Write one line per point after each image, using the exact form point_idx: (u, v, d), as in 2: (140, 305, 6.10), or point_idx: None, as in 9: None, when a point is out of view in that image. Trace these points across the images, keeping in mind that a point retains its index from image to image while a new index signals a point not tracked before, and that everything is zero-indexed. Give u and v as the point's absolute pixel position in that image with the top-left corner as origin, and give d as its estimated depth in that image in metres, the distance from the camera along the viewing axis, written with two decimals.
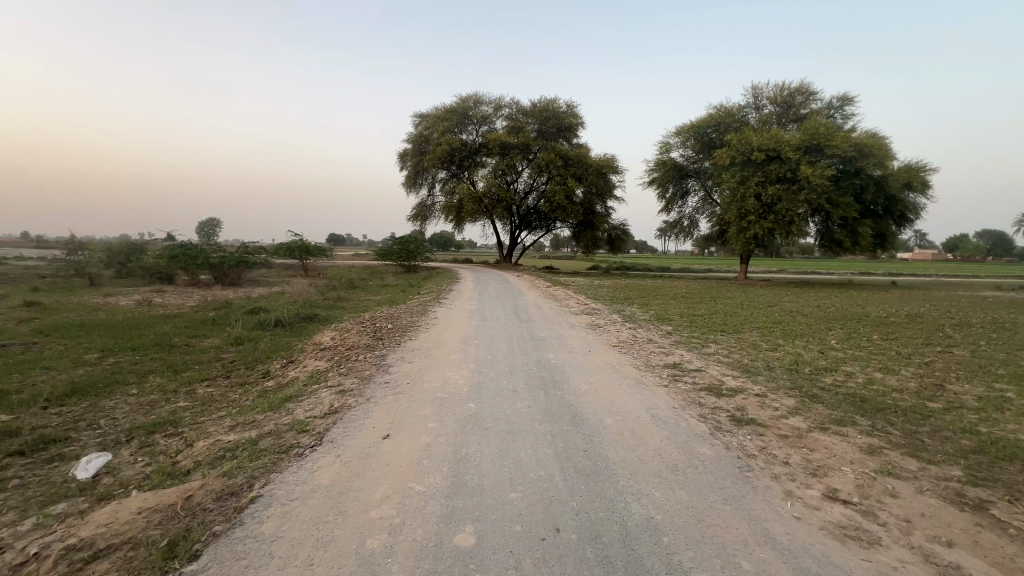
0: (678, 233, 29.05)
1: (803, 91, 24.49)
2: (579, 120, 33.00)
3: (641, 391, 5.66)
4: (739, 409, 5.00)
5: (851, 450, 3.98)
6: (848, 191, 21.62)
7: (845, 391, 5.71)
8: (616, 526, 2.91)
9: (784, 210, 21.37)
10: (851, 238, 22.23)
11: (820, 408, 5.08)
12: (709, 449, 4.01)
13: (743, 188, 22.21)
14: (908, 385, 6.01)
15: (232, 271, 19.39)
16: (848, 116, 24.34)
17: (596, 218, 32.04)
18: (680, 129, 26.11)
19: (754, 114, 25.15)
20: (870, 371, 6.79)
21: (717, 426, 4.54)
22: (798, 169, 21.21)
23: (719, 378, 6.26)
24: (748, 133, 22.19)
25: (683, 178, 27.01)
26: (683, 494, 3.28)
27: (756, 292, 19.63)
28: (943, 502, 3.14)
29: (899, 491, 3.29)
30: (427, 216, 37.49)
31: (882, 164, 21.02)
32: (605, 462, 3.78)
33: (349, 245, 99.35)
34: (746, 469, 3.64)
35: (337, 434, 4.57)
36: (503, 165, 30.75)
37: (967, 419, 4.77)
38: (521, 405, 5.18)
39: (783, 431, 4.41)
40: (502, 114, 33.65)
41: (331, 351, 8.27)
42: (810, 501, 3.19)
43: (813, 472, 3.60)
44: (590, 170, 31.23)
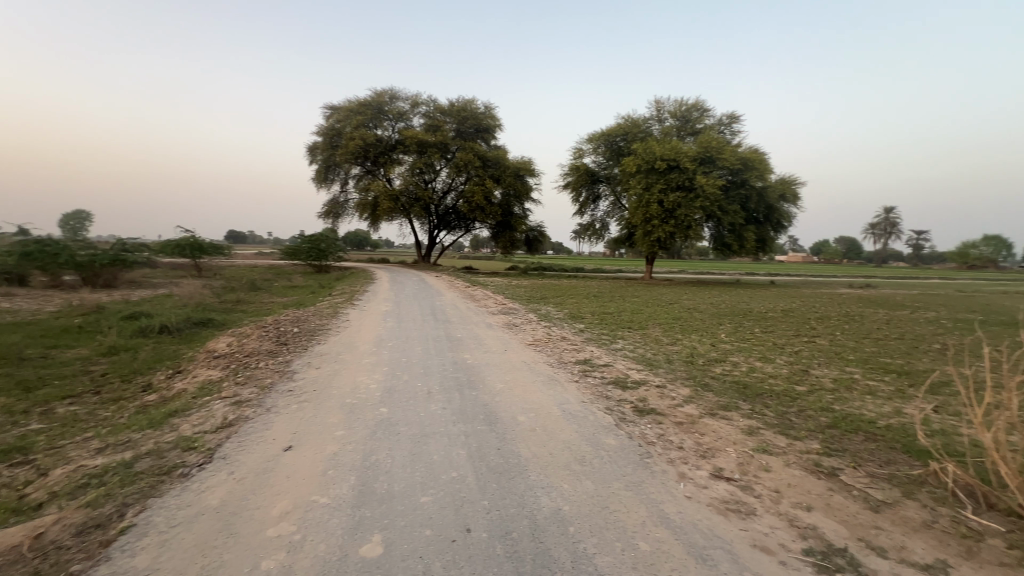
0: (591, 235, 30.44)
1: (698, 107, 26.84)
2: (496, 122, 33.31)
3: (554, 387, 5.87)
4: (641, 400, 5.37)
5: (734, 432, 4.44)
6: (735, 200, 24.15)
7: (731, 380, 6.38)
8: (525, 521, 2.97)
9: (683, 216, 23.31)
10: (739, 242, 24.79)
11: (710, 395, 5.62)
12: (615, 440, 4.24)
13: (648, 195, 23.88)
14: (781, 371, 6.87)
15: (107, 271, 16.94)
16: (735, 132, 27.08)
17: (514, 219, 32.57)
18: (593, 136, 27.50)
19: (657, 126, 27.13)
20: (752, 360, 7.65)
21: (622, 417, 4.83)
22: (694, 178, 23.28)
23: (625, 372, 6.66)
24: (651, 143, 23.93)
25: (595, 183, 28.42)
26: (588, 484, 3.43)
27: (659, 291, 21.20)
28: (805, 472, 3.61)
29: (771, 466, 3.73)
30: (340, 213, 35.68)
31: (762, 177, 23.71)
32: (517, 459, 3.85)
33: (251, 242, 91.37)
34: (646, 455, 3.91)
35: (230, 449, 4.17)
36: (421, 163, 30.18)
37: (825, 398, 5.53)
38: (435, 407, 5.11)
39: (678, 418, 4.82)
40: (419, 111, 32.93)
41: (227, 358, 7.53)
42: (699, 481, 3.51)
43: (703, 454, 3.96)
44: (508, 172, 31.66)
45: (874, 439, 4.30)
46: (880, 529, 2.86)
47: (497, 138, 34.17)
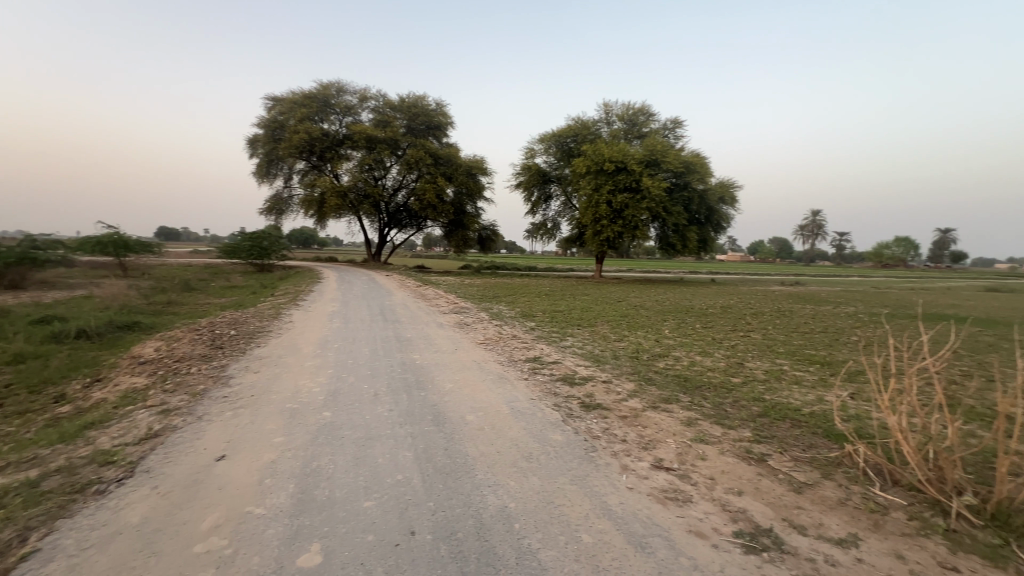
0: (543, 235, 30.81)
1: (644, 111, 27.77)
2: (448, 120, 32.95)
3: (503, 386, 5.89)
4: (588, 396, 5.50)
5: (673, 423, 4.64)
6: (678, 202, 25.23)
7: (672, 373, 6.68)
8: (471, 520, 2.96)
9: (630, 216, 24.07)
10: (682, 242, 25.93)
11: (653, 389, 5.85)
12: (562, 435, 4.32)
13: (597, 195, 24.49)
14: (718, 364, 7.26)
15: (13, 270, 15.28)
16: (678, 136, 28.26)
17: (467, 217, 32.37)
18: (544, 137, 27.89)
19: (606, 129, 27.85)
20: (692, 354, 8.03)
21: (569, 413, 4.92)
22: (641, 180, 24.11)
23: (573, 369, 6.80)
24: (600, 145, 24.56)
25: (546, 183, 28.80)
26: (535, 480, 3.48)
27: (608, 289, 21.81)
28: (737, 459, 3.83)
29: (707, 454, 3.92)
30: (284, 209, 34.05)
31: (703, 180, 24.90)
32: (463, 459, 3.83)
33: (185, 239, 85.65)
34: (591, 450, 4.01)
35: (154, 462, 3.87)
36: (370, 159, 29.33)
37: (757, 389, 5.90)
38: (381, 409, 4.99)
39: (622, 412, 4.97)
40: (368, 105, 31.98)
41: (154, 364, 6.99)
42: (640, 472, 3.64)
43: (645, 446, 4.11)
44: (460, 170, 31.41)
45: (799, 425, 4.63)
46: (801, 508, 3.09)
47: (449, 136, 33.81)
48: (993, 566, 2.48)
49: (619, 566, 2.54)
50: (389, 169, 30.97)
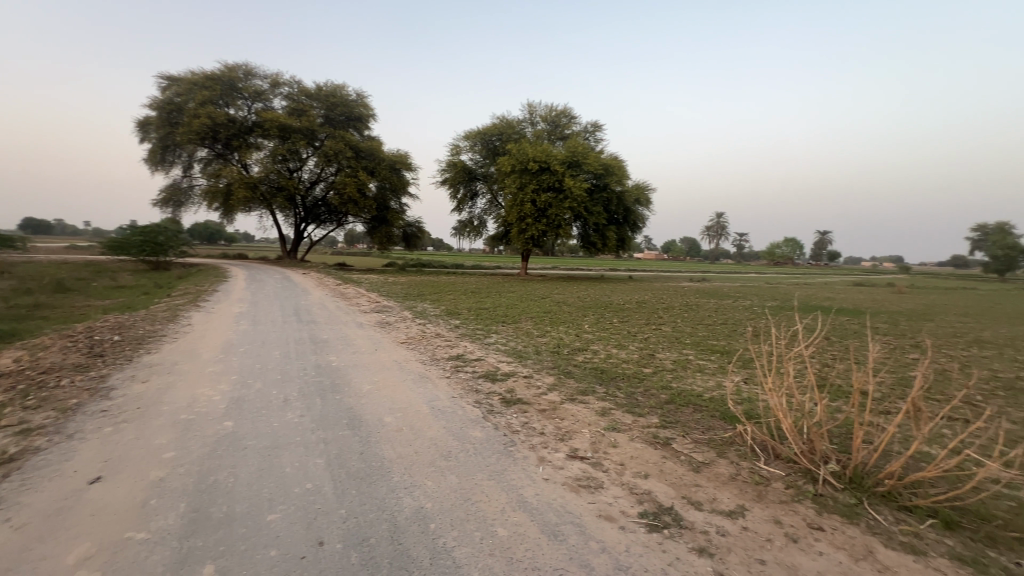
0: (469, 232, 30.72)
1: (566, 114, 28.61)
2: (370, 112, 31.65)
3: (424, 385, 5.78)
4: (509, 391, 5.58)
5: (588, 414, 4.85)
6: (598, 202, 26.33)
7: (590, 366, 6.97)
8: (385, 524, 2.88)
9: (554, 215, 24.72)
10: (602, 241, 27.13)
11: (571, 381, 6.08)
12: (481, 432, 4.34)
13: (522, 194, 24.89)
14: (632, 356, 7.71)
15: None
16: (598, 140, 29.44)
17: (391, 214, 31.37)
18: (469, 134, 27.85)
19: (531, 129, 28.37)
20: (609, 347, 8.44)
21: (490, 409, 4.96)
22: (563, 180, 24.87)
23: (496, 365, 6.85)
24: (524, 145, 25.02)
25: (472, 180, 28.75)
26: (453, 478, 3.46)
27: (533, 286, 22.20)
28: (646, 444, 4.08)
29: (618, 442, 4.14)
30: (183, 201, 30.88)
31: (621, 182, 26.18)
32: (379, 462, 3.70)
33: (60, 233, 74.63)
34: (510, 444, 4.07)
35: (8, 491, 3.32)
36: (283, 149, 27.39)
37: (665, 378, 6.35)
38: (291, 416, 4.69)
39: (541, 405, 5.10)
40: (280, 92, 29.81)
41: (13, 377, 6.00)
42: (556, 463, 3.76)
43: (562, 437, 4.25)
44: (383, 164, 30.29)
45: (700, 409, 5.04)
46: (698, 486, 3.36)
47: (371, 128, 32.48)
48: (850, 522, 2.87)
49: (533, 556, 2.59)
50: (305, 160, 29.15)
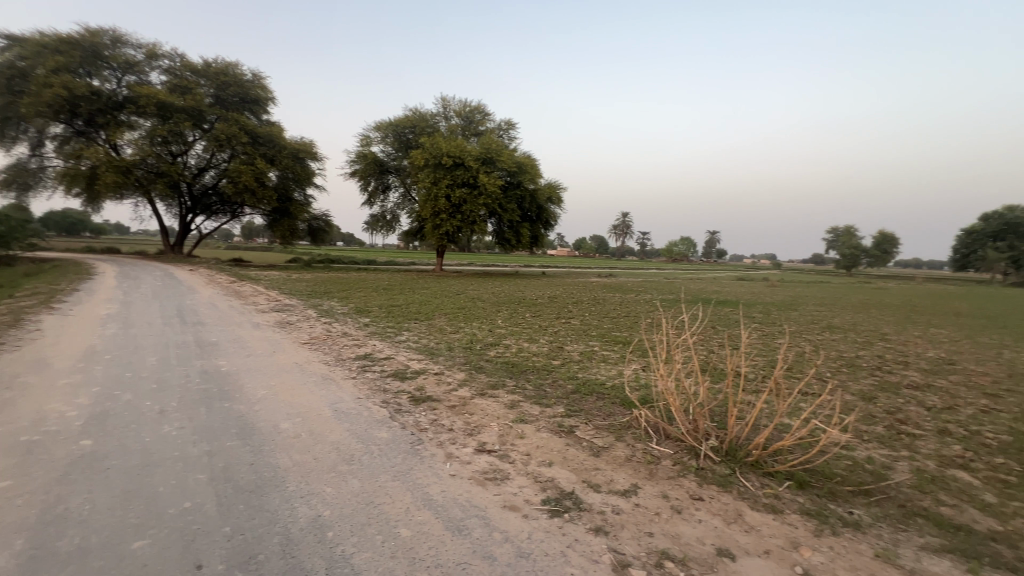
0: (382, 227, 29.62)
1: (481, 111, 28.58)
2: (268, 95, 29.05)
3: (327, 387, 5.46)
4: (418, 389, 5.47)
5: (498, 407, 4.90)
6: (513, 199, 26.67)
7: (502, 360, 7.07)
8: (277, 538, 2.67)
9: (468, 211, 24.64)
10: (517, 237, 27.58)
11: (482, 376, 6.11)
12: (387, 432, 4.21)
13: (436, 189, 24.49)
14: (543, 350, 7.94)
15: None
16: (512, 138, 29.80)
17: (294, 206, 29.14)
18: (381, 125, 26.86)
19: (444, 123, 28.04)
20: (521, 342, 8.62)
21: (397, 408, 4.83)
22: (478, 176, 24.94)
23: (406, 363, 6.68)
24: (438, 139, 24.75)
25: (383, 173, 27.73)
26: (355, 482, 3.31)
27: (449, 282, 21.94)
28: (551, 434, 4.22)
29: (525, 433, 4.24)
30: (32, 184, 26.17)
31: (534, 180, 26.74)
32: (272, 472, 3.43)
33: None
34: (417, 443, 4.00)
35: None
36: (163, 130, 24.22)
37: (572, 369, 6.64)
38: (169, 428, 4.18)
39: (451, 402, 5.07)
40: (157, 65, 26.30)
41: None
42: (464, 458, 3.75)
43: (470, 432, 4.26)
44: (285, 152, 28.02)
45: (602, 397, 5.32)
46: (597, 469, 3.56)
47: (270, 113, 29.81)
48: (724, 490, 3.22)
49: (435, 554, 2.56)
50: (191, 144, 26.08)
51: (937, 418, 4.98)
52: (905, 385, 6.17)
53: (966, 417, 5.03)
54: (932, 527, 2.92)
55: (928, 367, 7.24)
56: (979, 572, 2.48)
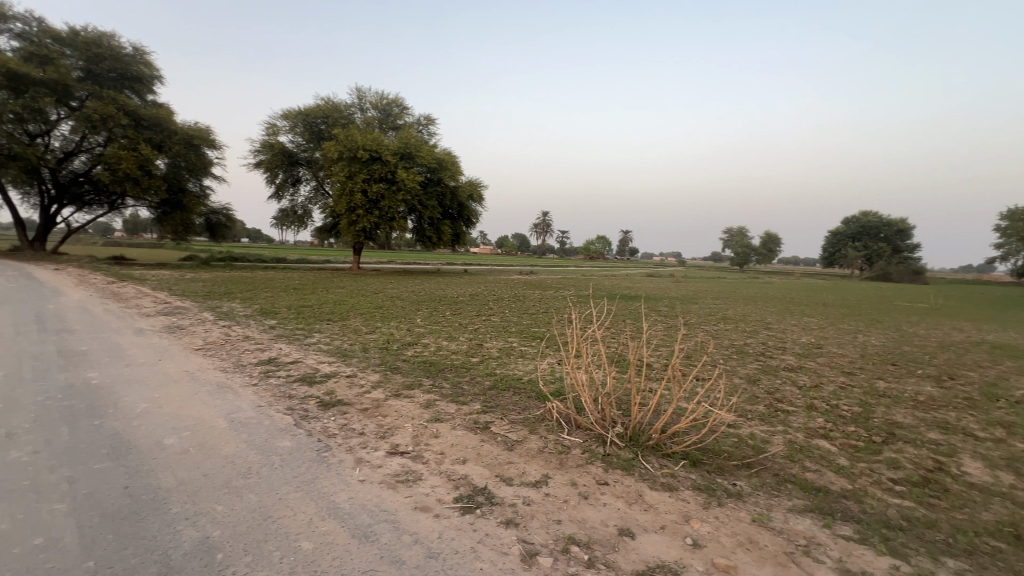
0: (292, 222, 27.71)
1: (398, 104, 27.75)
2: (154, 72, 25.85)
3: (223, 396, 5.00)
4: (328, 394, 5.19)
5: (413, 408, 4.80)
6: (433, 195, 26.18)
7: (420, 360, 6.94)
8: (155, 566, 2.40)
9: (387, 207, 23.80)
10: (438, 235, 27.12)
11: (397, 377, 5.96)
12: (291, 441, 3.94)
13: (351, 183, 23.38)
14: (461, 347, 7.91)
15: None
16: (432, 133, 29.26)
17: (188, 198, 26.23)
18: (289, 113, 25.11)
19: (360, 115, 26.88)
20: (439, 340, 8.52)
21: (304, 415, 4.55)
22: (396, 172, 24.22)
23: (315, 367, 6.32)
24: (352, 131, 23.67)
25: (293, 165, 25.96)
26: (251, 497, 3.06)
27: (367, 281, 21.02)
28: (466, 431, 4.22)
29: (440, 432, 4.19)
30: None
31: (454, 177, 26.43)
32: (153, 494, 3.07)
33: None
34: (324, 450, 3.79)
35: None
36: (16, 106, 20.61)
37: (490, 365, 6.70)
38: (18, 454, 3.57)
39: (363, 405, 4.87)
40: (6, 28, 22.32)
41: None
42: (375, 462, 3.63)
43: (383, 434, 4.13)
44: (175, 138, 25.04)
45: (518, 392, 5.42)
46: (511, 463, 3.61)
47: (156, 93, 26.52)
48: (627, 473, 3.43)
49: (340, 564, 2.45)
50: (54, 123, 22.49)
51: (805, 395, 5.70)
52: (782, 367, 6.98)
53: (828, 393, 5.82)
54: (799, 490, 3.33)
55: (802, 351, 8.27)
56: (832, 525, 2.87)
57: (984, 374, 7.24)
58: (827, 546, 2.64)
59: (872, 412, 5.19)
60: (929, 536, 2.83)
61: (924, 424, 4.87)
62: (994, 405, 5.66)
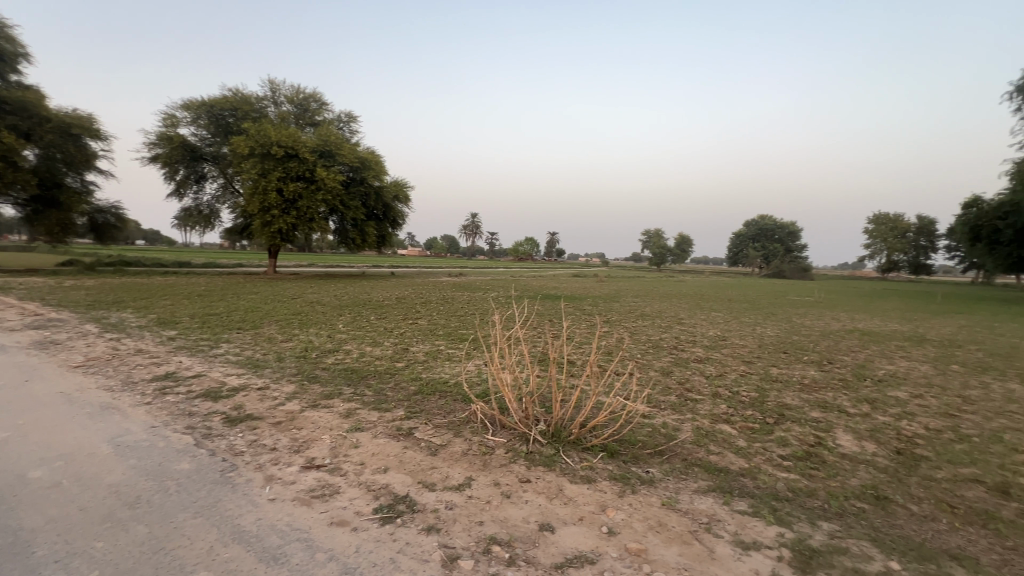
0: (196, 223, 25.33)
1: (317, 99, 26.34)
2: (18, 50, 22.41)
3: (107, 418, 4.44)
4: (235, 408, 4.80)
5: (332, 418, 4.58)
6: (356, 196, 25.14)
7: (341, 367, 6.65)
8: None
9: (305, 208, 22.52)
10: (362, 237, 26.09)
11: (316, 386, 5.65)
12: (191, 463, 3.59)
13: (265, 181, 21.82)
14: (387, 352, 7.68)
15: None
16: (354, 131, 28.12)
17: (66, 194, 23.01)
18: (190, 104, 22.94)
19: (273, 109, 25.22)
20: (363, 346, 8.20)
21: (206, 433, 4.17)
22: (315, 170, 23.00)
23: (221, 380, 5.81)
24: (265, 126, 22.13)
25: (196, 160, 23.78)
26: (139, 528, 2.75)
27: (284, 286, 19.72)
28: (388, 439, 4.10)
29: (360, 441, 4.04)
30: None
31: (379, 177, 25.55)
32: (12, 537, 2.65)
33: None
34: (229, 470, 3.50)
35: None
36: None
37: (416, 369, 6.57)
38: None
39: (276, 418, 4.57)
40: None
41: None
42: (287, 478, 3.41)
43: (297, 449, 3.89)
44: (48, 125, 21.72)
45: (444, 395, 5.36)
46: (434, 468, 3.56)
47: (21, 73, 22.97)
48: (549, 469, 3.52)
49: None
50: None
51: (711, 383, 6.20)
52: (692, 359, 7.54)
53: (730, 381, 6.38)
54: (704, 472, 3.60)
55: (709, 344, 8.98)
56: (731, 501, 3.15)
57: (855, 358, 8.31)
58: (725, 522, 2.89)
59: (766, 396, 5.77)
60: (809, 503, 3.20)
61: (807, 405, 5.50)
62: (862, 384, 6.52)
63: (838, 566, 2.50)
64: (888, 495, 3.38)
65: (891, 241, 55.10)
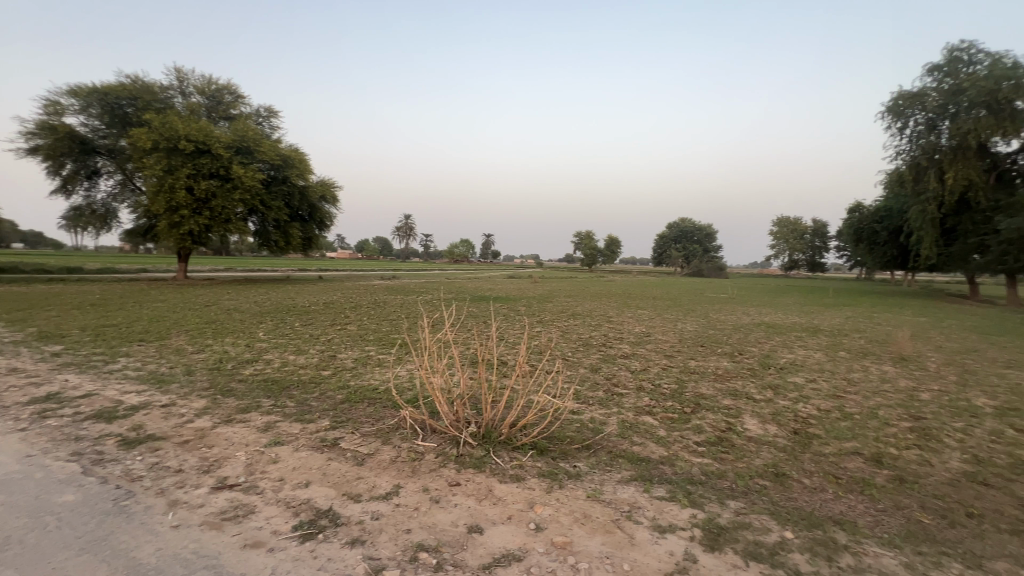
0: (89, 223, 22.61)
1: (232, 91, 24.51)
2: None
3: None
4: (134, 429, 4.34)
5: (248, 433, 4.27)
6: (278, 195, 23.66)
7: (260, 378, 6.22)
8: None
9: (220, 207, 20.85)
10: (285, 239, 24.59)
11: (231, 400, 5.25)
12: (76, 495, 3.18)
13: (171, 178, 19.94)
14: (311, 361, 7.30)
15: None
16: (275, 126, 26.49)
17: None
18: (79, 90, 20.47)
19: (181, 100, 23.12)
20: (285, 355, 7.74)
21: (97, 459, 3.73)
22: (230, 168, 21.37)
23: (118, 399, 5.22)
24: (172, 118, 20.23)
25: (88, 153, 21.27)
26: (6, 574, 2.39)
27: (197, 293, 18.11)
28: (311, 451, 3.90)
29: (280, 456, 3.81)
30: None
31: (303, 176, 24.21)
32: None
33: None
34: (124, 498, 3.15)
35: None
36: None
37: (343, 377, 6.31)
38: None
39: (182, 437, 4.19)
40: None
41: None
42: (195, 502, 3.13)
43: (207, 469, 3.59)
44: None
45: (373, 403, 5.19)
46: (360, 478, 3.44)
47: None
48: (479, 471, 3.52)
49: None
50: None
51: (635, 378, 6.52)
52: (618, 355, 7.88)
53: (652, 374, 6.74)
54: (628, 463, 3.78)
55: (635, 340, 9.43)
56: (651, 489, 3.33)
57: (762, 348, 9.11)
58: (645, 509, 3.04)
59: (684, 387, 6.17)
60: (719, 484, 3.46)
61: (720, 393, 5.96)
62: (767, 371, 7.18)
63: (741, 539, 2.73)
64: (786, 471, 3.74)
65: (792, 241, 61.12)
